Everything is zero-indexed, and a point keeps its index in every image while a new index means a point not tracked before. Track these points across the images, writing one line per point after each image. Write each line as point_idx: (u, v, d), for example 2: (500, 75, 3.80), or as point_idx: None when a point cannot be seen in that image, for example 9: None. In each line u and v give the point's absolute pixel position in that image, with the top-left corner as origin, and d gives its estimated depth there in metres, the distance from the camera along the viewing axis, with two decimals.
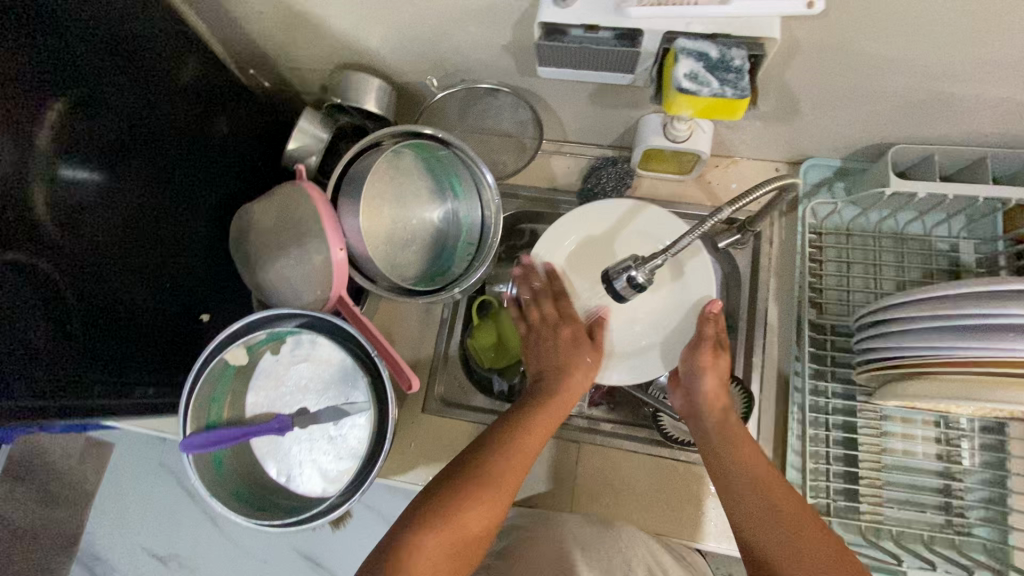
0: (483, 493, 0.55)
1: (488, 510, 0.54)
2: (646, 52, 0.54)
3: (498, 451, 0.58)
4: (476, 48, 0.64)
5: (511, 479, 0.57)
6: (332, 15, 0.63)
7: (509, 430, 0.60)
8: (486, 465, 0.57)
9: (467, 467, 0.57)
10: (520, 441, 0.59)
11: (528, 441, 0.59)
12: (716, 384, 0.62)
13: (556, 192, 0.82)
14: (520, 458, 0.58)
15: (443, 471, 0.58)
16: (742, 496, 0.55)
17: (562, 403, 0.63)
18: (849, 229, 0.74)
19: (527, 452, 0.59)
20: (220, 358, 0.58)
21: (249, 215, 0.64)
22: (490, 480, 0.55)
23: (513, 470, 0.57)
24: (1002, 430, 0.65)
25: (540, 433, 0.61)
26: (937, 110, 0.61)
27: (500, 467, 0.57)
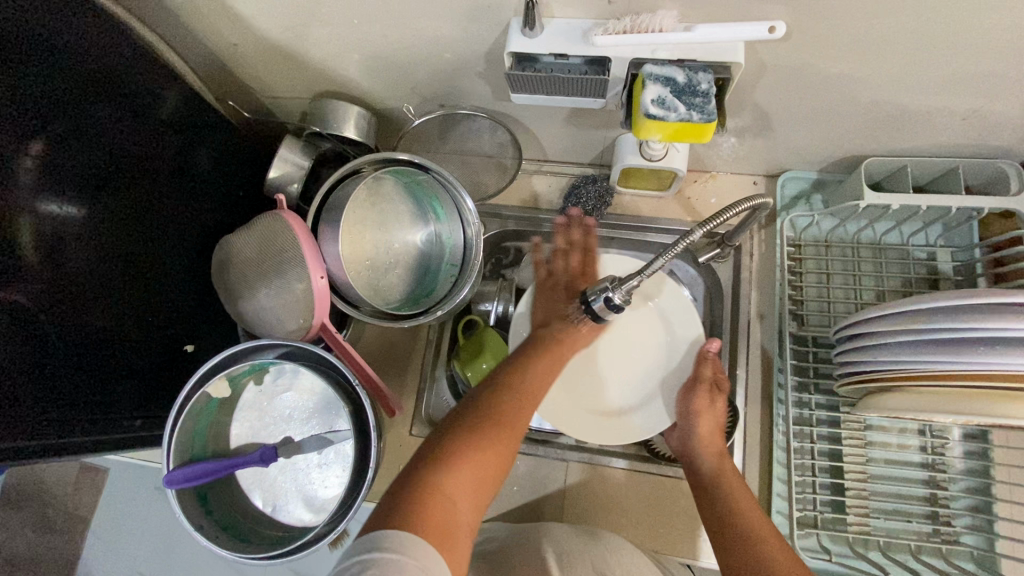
0: (501, 427, 0.54)
1: (508, 442, 0.54)
2: (615, 78, 0.55)
3: (507, 391, 0.58)
4: (450, 75, 0.65)
5: (522, 417, 0.57)
6: (309, 46, 0.64)
7: (514, 373, 0.60)
8: (497, 404, 0.56)
9: (477, 405, 0.56)
10: (526, 383, 0.59)
11: (535, 381, 0.60)
12: (712, 426, 0.65)
13: (538, 211, 0.83)
14: (525, 397, 0.58)
15: (450, 411, 0.56)
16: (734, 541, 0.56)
17: (567, 348, 0.66)
18: (828, 240, 0.75)
19: (531, 393, 0.59)
20: (204, 391, 0.58)
21: (230, 245, 0.64)
22: (508, 416, 0.55)
23: (525, 407, 0.58)
24: (985, 437, 0.66)
25: (545, 372, 0.62)
26: (906, 123, 0.62)
27: (511, 404, 0.56)
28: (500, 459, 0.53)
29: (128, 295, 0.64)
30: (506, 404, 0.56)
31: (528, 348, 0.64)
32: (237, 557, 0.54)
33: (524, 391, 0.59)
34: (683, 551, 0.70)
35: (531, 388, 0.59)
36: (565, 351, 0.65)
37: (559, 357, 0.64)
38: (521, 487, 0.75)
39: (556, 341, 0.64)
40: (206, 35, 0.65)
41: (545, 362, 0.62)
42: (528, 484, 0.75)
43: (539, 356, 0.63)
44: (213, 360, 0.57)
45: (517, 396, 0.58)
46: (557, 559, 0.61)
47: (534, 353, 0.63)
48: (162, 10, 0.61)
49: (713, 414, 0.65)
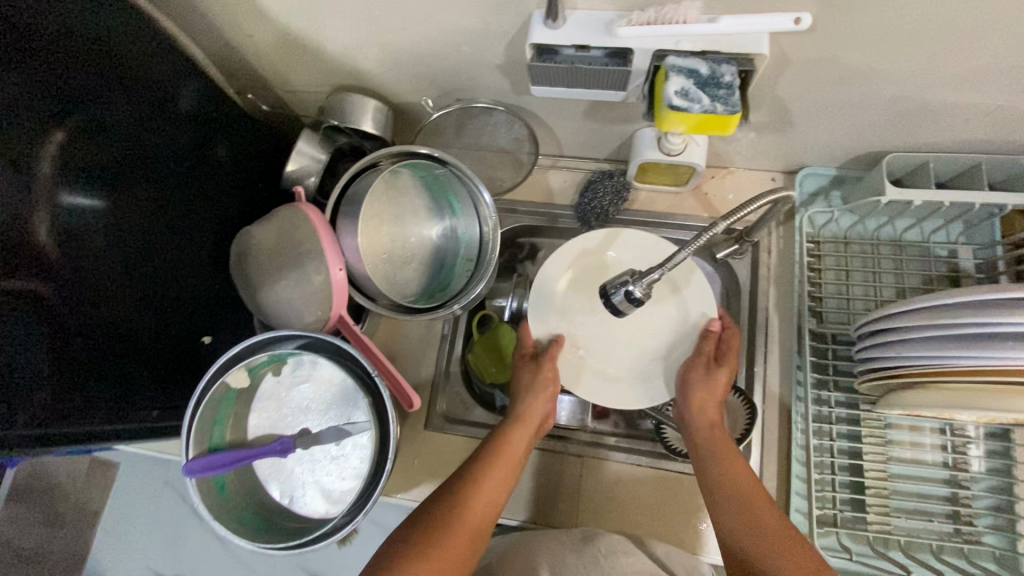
0: (459, 535, 0.55)
1: (467, 549, 0.56)
2: (637, 70, 0.54)
3: (467, 494, 0.59)
4: (470, 69, 0.66)
5: (483, 513, 0.58)
6: (327, 38, 0.64)
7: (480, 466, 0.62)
8: (459, 504, 0.58)
9: (440, 505, 0.58)
10: (485, 483, 0.60)
11: (495, 479, 0.61)
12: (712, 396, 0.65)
13: (554, 207, 0.82)
14: (488, 491, 0.60)
15: (415, 512, 0.58)
16: (732, 519, 0.56)
17: (527, 434, 0.66)
18: (847, 237, 0.75)
19: (495, 485, 0.61)
20: (223, 381, 0.58)
21: (249, 235, 0.64)
22: (465, 516, 0.57)
23: (489, 501, 0.60)
24: (1008, 436, 0.64)
25: (504, 471, 0.62)
26: (928, 118, 0.61)
27: (475, 502, 0.58)
28: (461, 565, 0.54)
29: (147, 286, 0.64)
30: (467, 510, 0.57)
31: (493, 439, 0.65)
32: (255, 548, 0.53)
33: (484, 491, 0.60)
34: (701, 549, 0.69)
35: (491, 484, 0.60)
36: (520, 442, 0.65)
37: (514, 450, 0.64)
38: (535, 484, 0.74)
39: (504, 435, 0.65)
40: (225, 28, 0.65)
41: (505, 461, 0.62)
42: (541, 480, 0.74)
43: (500, 455, 0.63)
44: (231, 350, 0.57)
45: (473, 501, 0.58)
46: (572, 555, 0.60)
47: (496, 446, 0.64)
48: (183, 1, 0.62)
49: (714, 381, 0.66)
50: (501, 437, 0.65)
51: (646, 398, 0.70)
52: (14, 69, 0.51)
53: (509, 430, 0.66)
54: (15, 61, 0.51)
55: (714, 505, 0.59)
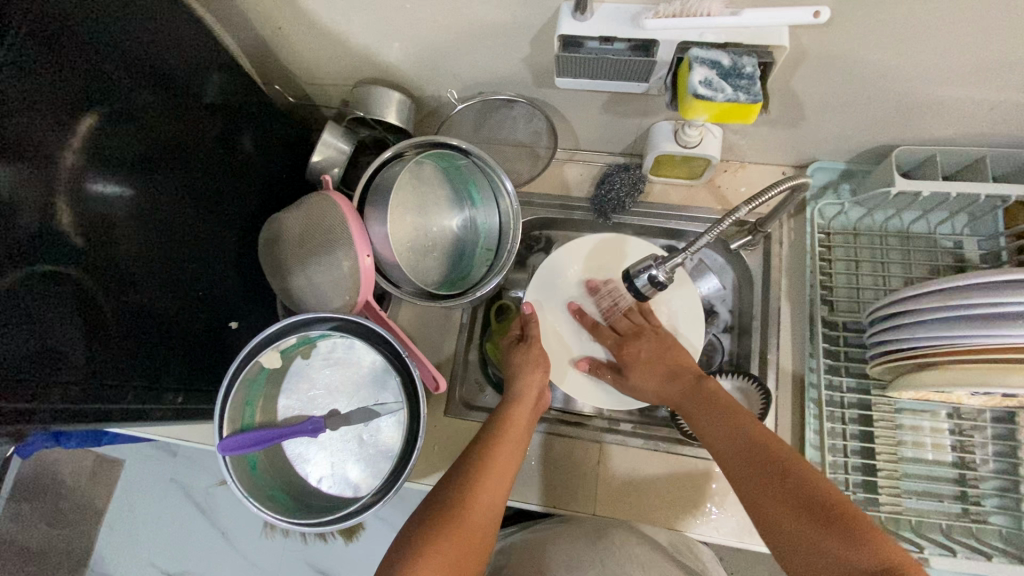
0: (477, 510, 0.57)
1: (486, 520, 0.57)
2: (661, 62, 0.57)
3: (479, 477, 0.60)
4: (495, 62, 0.67)
5: (496, 485, 0.60)
6: (356, 31, 0.66)
7: (490, 441, 0.63)
8: (472, 478, 0.59)
9: (455, 480, 0.60)
10: (494, 466, 0.61)
11: (503, 459, 0.62)
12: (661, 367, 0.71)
13: (570, 200, 0.84)
14: (500, 465, 0.62)
15: (432, 489, 0.60)
16: (756, 491, 0.55)
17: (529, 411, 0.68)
18: (856, 228, 0.77)
19: (505, 459, 0.62)
20: (256, 362, 0.59)
21: (279, 222, 0.66)
22: (480, 486, 0.59)
23: (499, 474, 0.61)
24: (1013, 419, 0.66)
25: (512, 445, 0.64)
26: (937, 112, 0.64)
27: (486, 475, 0.60)
28: (479, 543, 0.56)
29: (171, 273, 0.64)
30: (484, 483, 0.59)
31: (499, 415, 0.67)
32: (288, 525, 0.54)
33: (494, 473, 0.61)
34: (720, 533, 0.69)
35: (500, 464, 0.61)
36: (523, 420, 0.67)
37: (518, 430, 0.65)
38: (551, 469, 0.74)
39: (505, 416, 0.66)
40: (255, 18, 0.67)
41: (511, 441, 0.64)
42: (556, 466, 0.74)
43: (506, 436, 0.64)
44: (265, 331, 0.57)
45: (484, 485, 0.59)
46: None
47: (502, 423, 0.65)
48: None
49: (658, 351, 0.72)
50: (504, 418, 0.66)
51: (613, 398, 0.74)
52: (50, 52, 0.49)
53: (511, 411, 0.67)
54: (51, 44, 0.49)
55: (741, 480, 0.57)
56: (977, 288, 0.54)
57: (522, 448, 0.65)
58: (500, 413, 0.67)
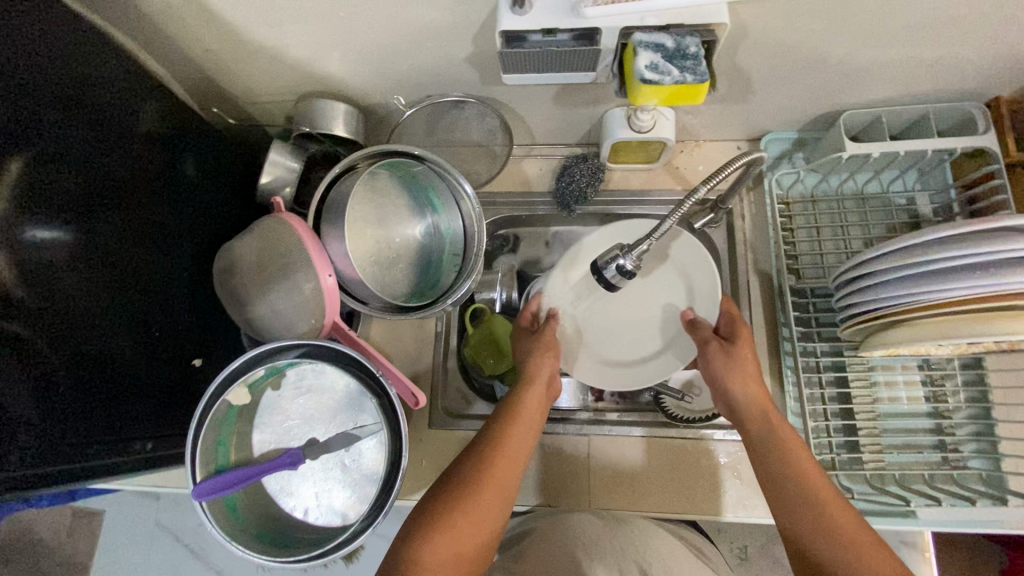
0: (481, 502, 0.57)
1: (492, 510, 0.58)
2: (606, 49, 0.56)
3: (484, 468, 0.59)
4: (440, 65, 0.66)
5: (505, 477, 0.60)
6: (291, 44, 0.64)
7: (496, 431, 0.62)
8: (476, 470, 0.59)
9: (463, 469, 0.60)
10: (503, 457, 0.60)
11: (512, 450, 0.61)
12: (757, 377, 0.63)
13: (532, 195, 0.83)
14: (507, 458, 0.60)
15: (442, 473, 0.61)
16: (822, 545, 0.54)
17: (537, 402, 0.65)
18: (814, 195, 0.78)
19: (513, 453, 0.61)
20: (224, 399, 0.56)
21: (230, 251, 0.63)
22: (483, 479, 0.58)
23: (509, 468, 0.60)
24: (980, 364, 0.69)
25: (520, 436, 0.62)
26: (878, 75, 0.65)
27: (494, 468, 0.59)
28: (482, 533, 0.56)
29: (127, 315, 0.61)
30: (490, 474, 0.59)
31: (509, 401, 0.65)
32: (276, 564, 0.52)
33: (503, 463, 0.60)
34: (713, 509, 0.70)
35: (507, 455, 0.60)
36: (534, 407, 0.64)
37: (527, 418, 0.63)
38: (543, 468, 0.74)
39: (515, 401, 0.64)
40: (184, 41, 0.64)
41: (519, 431, 0.62)
42: (547, 464, 0.74)
43: (514, 424, 0.62)
44: (229, 367, 0.55)
45: (492, 475, 0.59)
46: (589, 551, 0.63)
47: (511, 412, 0.63)
48: (137, 17, 0.60)
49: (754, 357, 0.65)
50: (513, 405, 0.64)
51: (627, 379, 0.73)
52: None
53: (520, 397, 0.65)
54: None
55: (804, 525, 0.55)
56: (930, 245, 0.56)
57: (534, 437, 0.64)
58: (508, 400, 0.65)
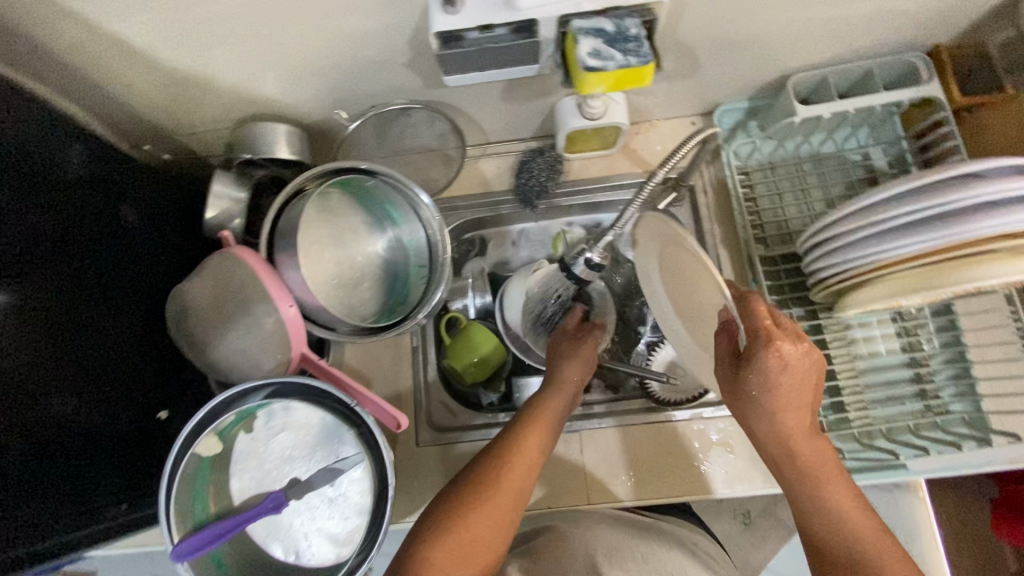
0: (500, 497, 0.57)
1: (510, 509, 0.58)
2: (546, 40, 0.54)
3: (502, 465, 0.60)
4: (380, 74, 0.63)
5: (524, 479, 0.60)
6: (220, 68, 0.60)
7: (518, 434, 0.63)
8: (496, 467, 0.59)
9: (480, 466, 0.60)
10: (521, 456, 0.61)
11: (531, 451, 0.61)
12: (792, 405, 0.53)
13: (493, 195, 0.81)
14: (526, 462, 0.60)
15: (457, 473, 0.61)
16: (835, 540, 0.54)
17: (558, 408, 0.66)
18: (772, 162, 0.78)
19: (532, 455, 0.61)
20: (193, 452, 0.53)
21: (181, 294, 0.59)
22: (502, 477, 0.59)
23: (527, 471, 0.60)
24: (949, 309, 0.70)
25: (540, 438, 0.63)
26: (820, 37, 0.65)
27: (513, 469, 0.59)
28: (497, 531, 0.56)
29: (80, 376, 0.57)
30: (508, 473, 0.59)
31: (531, 406, 0.66)
32: None
33: (522, 464, 0.60)
34: (710, 488, 0.69)
35: (527, 454, 0.61)
36: (552, 413, 0.65)
37: (548, 422, 0.64)
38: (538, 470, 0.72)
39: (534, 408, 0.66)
40: (101, 78, 0.60)
41: (538, 433, 0.63)
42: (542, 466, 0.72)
43: (535, 427, 0.63)
44: (194, 415, 0.52)
45: (510, 474, 0.59)
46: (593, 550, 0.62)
47: (534, 418, 0.64)
48: (46, 60, 0.56)
49: (801, 382, 0.52)
50: (538, 408, 0.66)
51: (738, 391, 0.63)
52: None
53: (543, 400, 0.66)
54: None
55: (821, 521, 0.55)
56: (898, 194, 0.58)
57: (552, 441, 0.64)
58: (530, 403, 0.67)
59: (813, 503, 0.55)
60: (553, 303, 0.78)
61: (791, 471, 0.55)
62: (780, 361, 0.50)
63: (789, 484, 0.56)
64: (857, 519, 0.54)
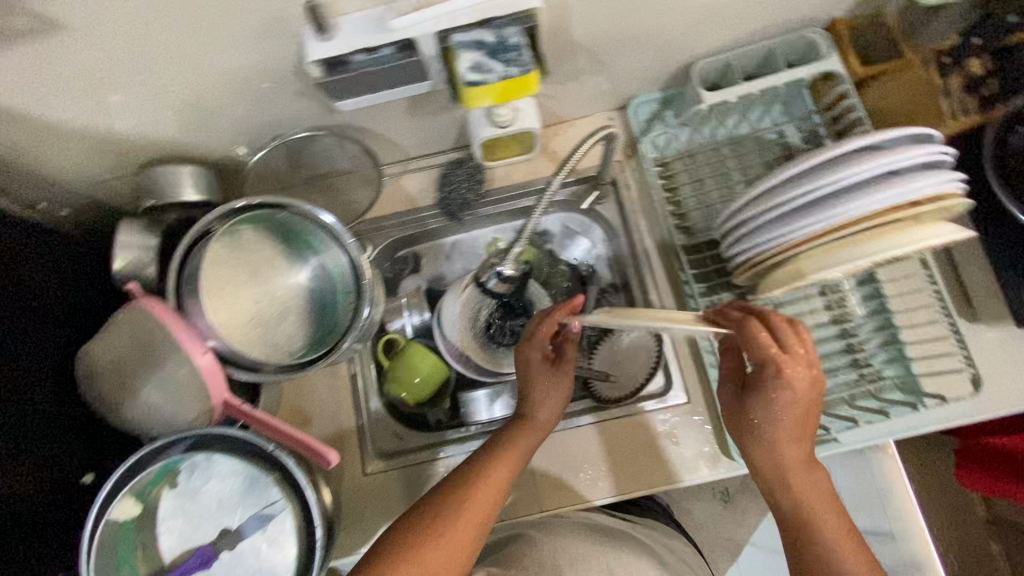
0: (458, 528, 0.56)
1: (468, 539, 0.56)
2: (429, 57, 0.53)
3: (463, 495, 0.58)
4: (277, 103, 0.62)
5: (488, 510, 0.59)
6: (105, 115, 0.58)
7: (484, 462, 0.61)
8: (455, 496, 0.58)
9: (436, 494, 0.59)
10: (483, 484, 0.60)
11: (495, 479, 0.60)
12: (795, 435, 0.56)
13: (419, 211, 0.80)
14: (491, 491, 0.59)
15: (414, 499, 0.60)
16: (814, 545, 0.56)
17: (532, 438, 0.65)
18: (690, 149, 0.78)
19: (498, 485, 0.60)
20: (110, 519, 0.53)
21: (87, 355, 0.57)
22: (461, 507, 0.58)
23: (489, 502, 0.59)
24: (873, 278, 0.71)
25: (506, 467, 0.62)
26: (715, 22, 0.65)
27: (476, 500, 0.58)
28: (452, 562, 0.55)
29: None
30: (469, 504, 0.58)
31: (502, 434, 0.65)
32: None
33: (485, 495, 0.59)
34: (657, 481, 0.70)
35: (492, 483, 0.60)
36: (524, 443, 0.64)
37: (518, 453, 0.63)
38: None
39: (509, 437, 0.64)
40: None
41: (506, 462, 0.62)
42: None
43: (499, 455, 0.62)
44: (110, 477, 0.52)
45: (470, 504, 0.58)
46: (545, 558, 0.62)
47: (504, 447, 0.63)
48: None
49: (799, 409, 0.55)
50: (509, 436, 0.64)
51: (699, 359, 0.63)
52: None
53: (516, 429, 0.65)
54: None
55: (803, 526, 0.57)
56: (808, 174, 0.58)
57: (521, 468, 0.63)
58: (502, 430, 0.66)
59: (799, 511, 0.57)
60: (484, 318, 0.77)
61: (787, 493, 0.57)
62: (784, 386, 0.53)
63: (781, 505, 0.58)
64: (843, 545, 0.55)
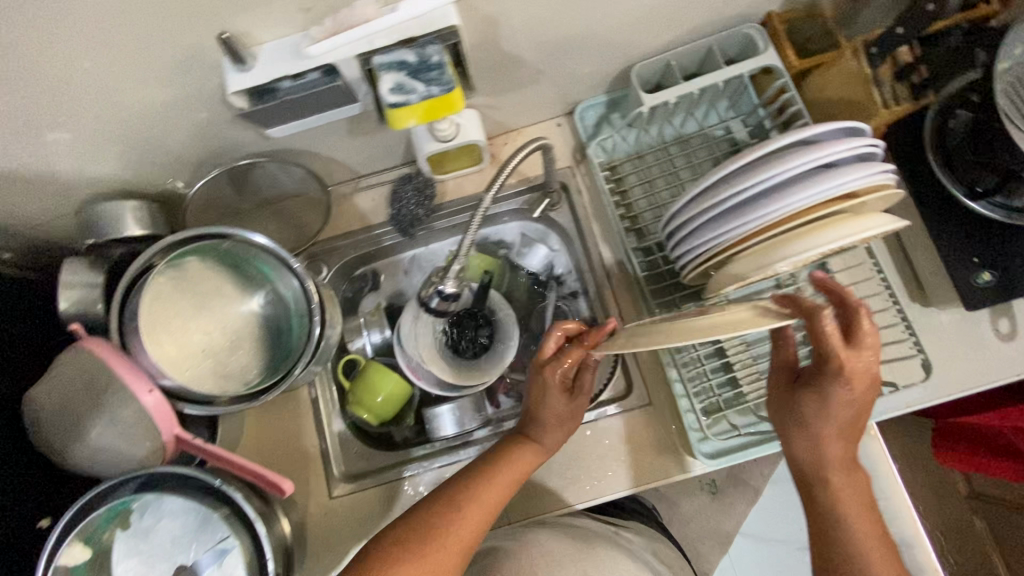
0: (443, 547, 0.55)
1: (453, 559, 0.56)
2: (354, 79, 0.53)
3: (448, 513, 0.58)
4: (213, 133, 0.62)
5: (477, 528, 0.58)
6: (37, 159, 0.58)
7: (477, 480, 0.60)
8: (440, 515, 0.57)
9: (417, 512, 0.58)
10: (470, 503, 0.59)
11: (488, 498, 0.59)
12: (839, 427, 0.56)
13: (373, 229, 0.80)
14: (482, 510, 0.59)
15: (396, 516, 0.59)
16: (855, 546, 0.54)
17: (532, 455, 0.63)
18: (639, 151, 0.78)
19: (492, 503, 0.59)
20: (61, 562, 0.53)
21: (31, 400, 0.57)
22: (446, 525, 0.57)
23: (476, 521, 0.58)
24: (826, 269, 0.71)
25: (500, 485, 0.60)
26: (647, 26, 0.65)
27: (463, 520, 0.57)
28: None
29: None
30: (458, 523, 0.57)
31: (496, 451, 0.64)
32: None
33: (475, 514, 0.58)
34: (624, 485, 0.69)
35: (484, 502, 0.59)
36: (521, 462, 0.62)
37: (517, 469, 0.62)
38: None
39: (509, 451, 0.63)
40: None
41: (502, 478, 0.61)
42: None
43: (490, 473, 0.61)
44: (58, 521, 0.52)
45: (455, 522, 0.57)
46: None
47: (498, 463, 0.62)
48: None
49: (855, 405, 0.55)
50: (505, 453, 0.63)
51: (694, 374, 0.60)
52: None
53: (515, 444, 0.64)
54: None
55: (832, 526, 0.56)
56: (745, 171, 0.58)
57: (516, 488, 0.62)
58: (499, 446, 0.64)
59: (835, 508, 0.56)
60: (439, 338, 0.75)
61: (823, 494, 0.57)
62: (844, 378, 0.53)
63: (816, 505, 0.57)
64: (870, 543, 0.54)
